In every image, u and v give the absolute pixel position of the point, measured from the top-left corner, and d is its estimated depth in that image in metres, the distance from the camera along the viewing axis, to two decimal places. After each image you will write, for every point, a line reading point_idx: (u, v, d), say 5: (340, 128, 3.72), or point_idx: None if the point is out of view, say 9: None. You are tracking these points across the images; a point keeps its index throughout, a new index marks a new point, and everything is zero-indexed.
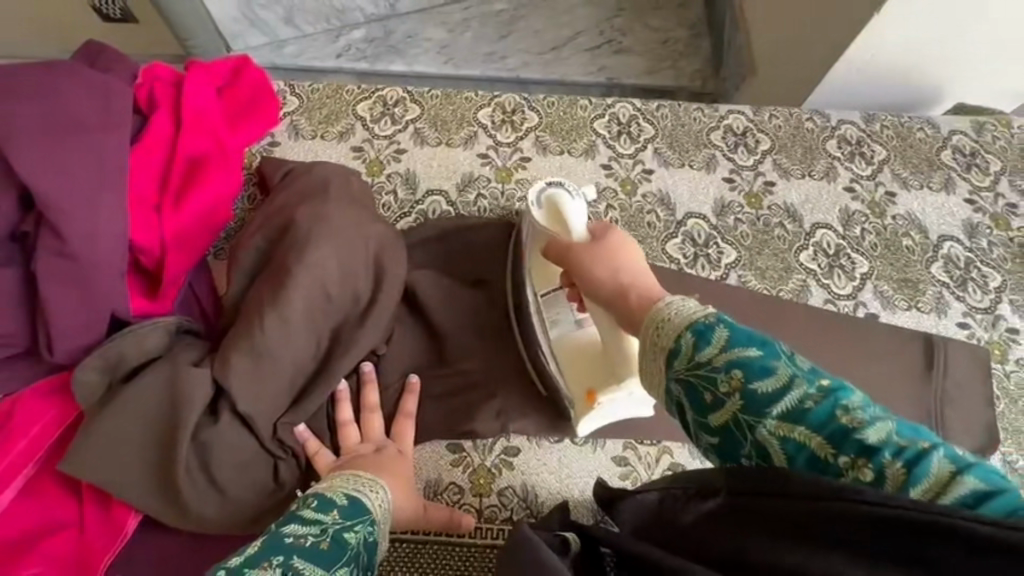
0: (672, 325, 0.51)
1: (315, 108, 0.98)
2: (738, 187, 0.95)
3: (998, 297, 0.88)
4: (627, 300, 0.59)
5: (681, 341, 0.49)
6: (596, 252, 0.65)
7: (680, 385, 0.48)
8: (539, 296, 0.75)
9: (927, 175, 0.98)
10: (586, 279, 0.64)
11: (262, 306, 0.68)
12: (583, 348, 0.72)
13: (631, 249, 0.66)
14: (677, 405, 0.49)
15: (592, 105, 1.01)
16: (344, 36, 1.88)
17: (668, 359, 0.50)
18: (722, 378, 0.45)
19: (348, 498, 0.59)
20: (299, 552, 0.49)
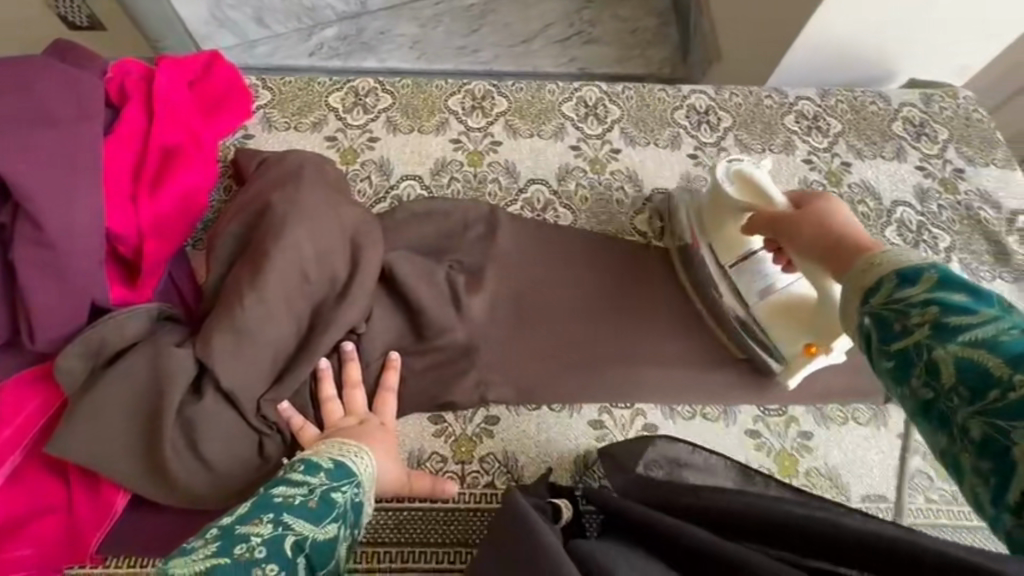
0: (876, 265, 0.46)
1: (287, 100, 1.00)
2: (702, 163, 0.99)
3: (948, 256, 0.93)
4: (834, 250, 0.56)
5: (880, 284, 0.44)
6: (811, 209, 0.64)
7: (871, 318, 0.43)
8: (730, 266, 0.81)
9: (880, 145, 1.03)
10: (800, 237, 0.62)
11: (241, 287, 0.69)
12: (797, 304, 0.76)
13: (839, 210, 0.63)
14: (861, 337, 0.44)
15: (560, 89, 1.04)
16: (316, 34, 1.89)
17: (861, 294, 0.45)
18: (915, 309, 0.40)
19: (334, 462, 0.62)
20: (287, 510, 0.55)
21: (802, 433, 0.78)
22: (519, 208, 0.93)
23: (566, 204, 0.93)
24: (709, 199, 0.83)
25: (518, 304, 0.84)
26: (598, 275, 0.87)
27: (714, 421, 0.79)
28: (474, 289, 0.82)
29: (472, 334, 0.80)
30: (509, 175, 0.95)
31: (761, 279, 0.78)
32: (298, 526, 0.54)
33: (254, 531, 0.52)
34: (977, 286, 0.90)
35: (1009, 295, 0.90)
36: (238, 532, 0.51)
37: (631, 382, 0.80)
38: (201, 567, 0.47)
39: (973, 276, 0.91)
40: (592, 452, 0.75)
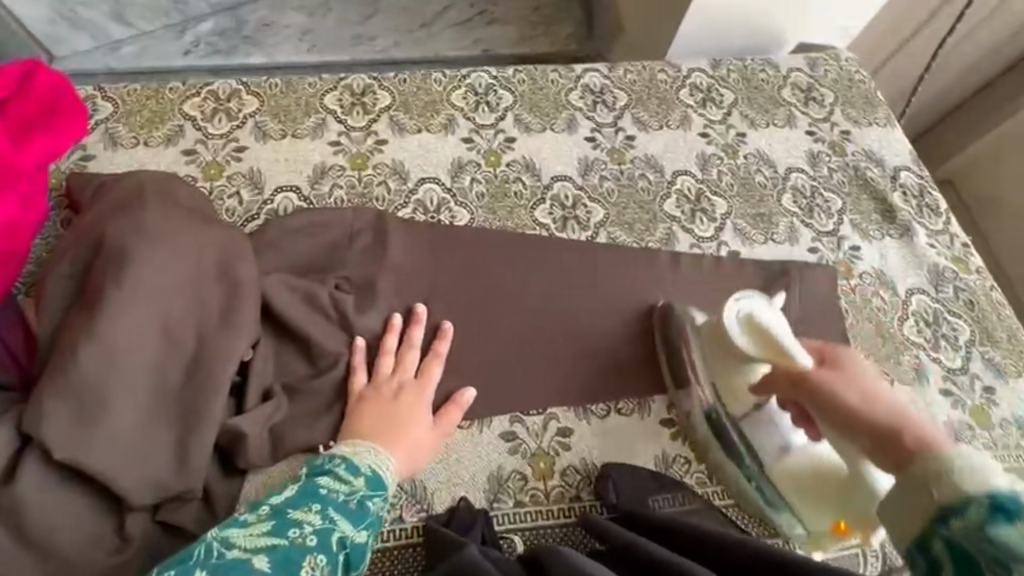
0: (941, 487, 0.44)
1: (132, 112, 0.87)
2: (601, 145, 0.96)
3: (840, 219, 0.95)
4: (890, 443, 0.50)
5: (968, 506, 0.41)
6: (845, 377, 0.58)
7: (943, 544, 0.42)
8: (738, 417, 0.73)
9: (772, 114, 1.04)
10: (838, 405, 0.56)
11: (68, 340, 0.59)
12: (815, 476, 0.68)
13: (862, 370, 0.60)
14: (929, 562, 0.43)
15: (446, 78, 0.97)
16: (190, 30, 1.70)
17: (931, 514, 0.43)
18: (1014, 556, 0.38)
19: (372, 469, 0.62)
20: (334, 505, 0.57)
21: None
22: (410, 211, 0.86)
23: (461, 202, 0.87)
24: (710, 331, 0.75)
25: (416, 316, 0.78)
26: (500, 276, 0.82)
27: (628, 415, 0.77)
28: (365, 307, 0.76)
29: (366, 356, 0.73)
30: (397, 175, 0.88)
31: (778, 442, 0.71)
32: (342, 525, 0.56)
33: (304, 519, 0.54)
34: (869, 246, 0.93)
35: (897, 251, 0.92)
36: (289, 517, 0.54)
37: (542, 386, 0.76)
38: (261, 542, 0.51)
39: (864, 236, 0.93)
40: (506, 466, 0.71)
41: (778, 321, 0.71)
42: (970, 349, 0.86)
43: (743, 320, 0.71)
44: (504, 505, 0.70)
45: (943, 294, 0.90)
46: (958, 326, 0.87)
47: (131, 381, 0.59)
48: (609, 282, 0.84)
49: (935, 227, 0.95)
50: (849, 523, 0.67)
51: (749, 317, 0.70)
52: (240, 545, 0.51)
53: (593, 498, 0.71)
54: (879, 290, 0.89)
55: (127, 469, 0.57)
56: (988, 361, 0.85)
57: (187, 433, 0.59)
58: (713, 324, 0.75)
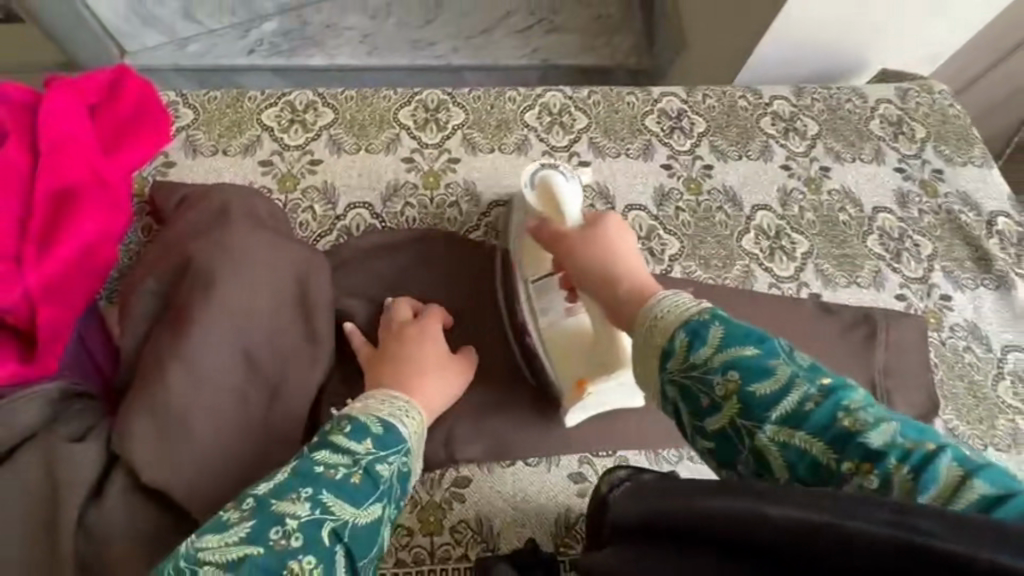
0: (650, 328, 0.55)
1: (213, 120, 0.88)
2: (677, 174, 0.92)
3: (930, 266, 0.89)
4: (617, 292, 0.62)
5: (674, 340, 0.53)
6: (591, 241, 0.66)
7: (672, 387, 0.53)
8: (530, 280, 0.74)
9: (859, 147, 0.99)
10: (579, 263, 0.66)
11: (157, 357, 0.58)
12: (573, 336, 0.71)
13: (629, 245, 0.66)
14: (672, 406, 0.53)
15: (520, 97, 0.96)
16: (255, 29, 1.72)
17: (660, 360, 0.54)
18: (719, 378, 0.50)
19: (383, 425, 0.59)
20: (328, 487, 0.54)
21: None
22: (482, 234, 0.84)
23: None
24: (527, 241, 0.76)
25: (486, 347, 0.76)
26: None
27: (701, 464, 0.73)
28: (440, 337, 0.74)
29: None
30: (469, 196, 0.86)
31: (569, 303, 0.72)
32: (337, 509, 0.53)
33: (291, 509, 0.52)
34: (961, 295, 0.87)
35: (992, 304, 0.86)
36: (273, 509, 0.52)
37: (613, 428, 0.73)
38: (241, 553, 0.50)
39: (957, 286, 0.88)
40: (573, 508, 0.69)
41: (574, 189, 0.74)
42: None
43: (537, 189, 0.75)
44: (570, 551, 0.68)
45: None
46: None
47: (212, 405, 0.58)
48: None
49: None
50: (584, 381, 0.69)
51: (545, 180, 0.74)
52: (214, 555, 0.50)
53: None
54: (971, 346, 0.83)
55: (203, 495, 0.56)
56: None
57: (264, 462, 0.58)
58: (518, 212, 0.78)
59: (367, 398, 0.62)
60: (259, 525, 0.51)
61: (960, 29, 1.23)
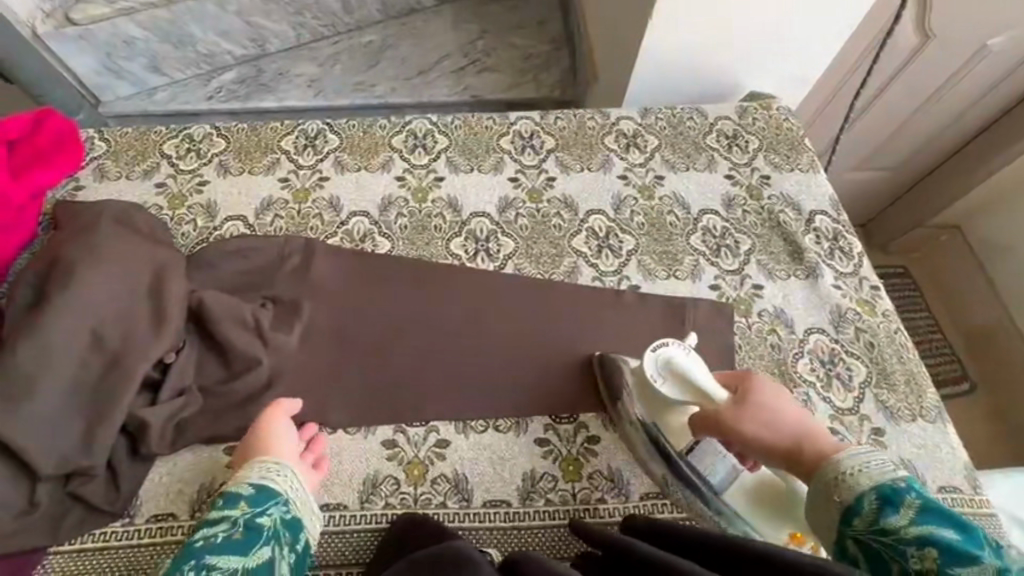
0: (843, 492, 0.61)
1: (121, 151, 1.04)
2: (522, 185, 1.05)
3: (746, 259, 0.98)
4: (804, 456, 0.66)
5: (863, 501, 0.60)
6: (753, 406, 0.70)
7: (857, 543, 0.59)
8: (680, 456, 0.76)
9: (693, 158, 1.10)
10: (756, 446, 0.69)
11: (15, 334, 0.71)
12: (759, 491, 0.73)
13: (778, 394, 0.71)
14: (853, 564, 0.59)
15: (391, 124, 1.10)
16: (216, 79, 1.95)
17: (843, 514, 0.61)
18: (912, 548, 0.55)
19: (253, 487, 0.69)
20: (209, 551, 0.62)
21: (588, 439, 0.82)
22: (338, 239, 0.97)
23: (385, 233, 0.98)
24: (648, 401, 0.77)
25: (325, 333, 0.87)
26: (408, 301, 0.91)
27: (505, 432, 0.82)
28: (282, 324, 0.86)
29: (276, 364, 0.83)
30: (332, 209, 1.00)
31: (720, 472, 0.75)
32: (225, 562, 0.61)
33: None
34: (772, 285, 0.96)
35: (801, 291, 0.95)
36: None
37: (428, 402, 0.83)
38: None
39: (769, 276, 0.97)
40: (384, 469, 0.78)
41: (687, 355, 0.74)
42: (863, 391, 0.87)
43: (665, 368, 0.74)
44: (374, 506, 0.76)
45: (843, 334, 0.91)
46: (855, 367, 0.88)
47: (56, 371, 0.70)
48: (507, 311, 0.91)
49: (845, 269, 0.97)
50: (796, 531, 0.72)
51: (668, 358, 0.74)
52: None
53: (457, 505, 0.76)
54: (777, 329, 0.92)
55: (39, 445, 0.67)
56: (884, 403, 0.86)
57: (96, 419, 0.70)
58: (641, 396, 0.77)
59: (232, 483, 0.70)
60: None
61: (818, 42, 1.34)
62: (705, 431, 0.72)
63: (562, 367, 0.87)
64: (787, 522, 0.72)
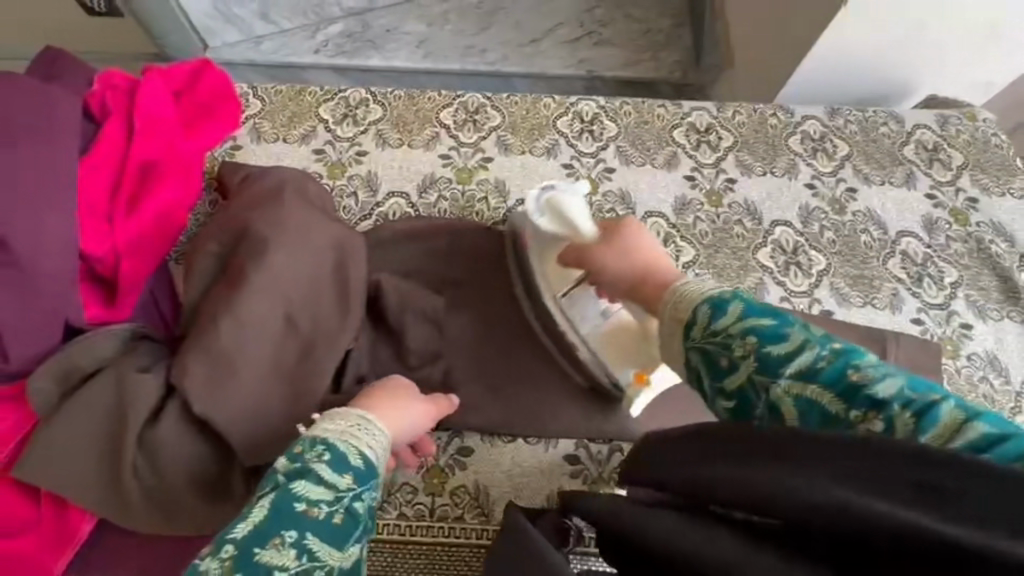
0: (683, 301, 0.55)
1: (277, 111, 0.98)
2: (700, 185, 0.96)
3: (953, 293, 0.88)
4: (644, 286, 0.63)
5: (699, 312, 0.53)
6: (618, 246, 0.69)
7: (697, 353, 0.52)
8: (561, 298, 0.78)
9: (889, 170, 0.99)
10: (615, 268, 0.68)
11: (213, 309, 0.67)
12: (618, 337, 0.76)
13: (647, 242, 0.69)
14: (694, 373, 0.53)
15: (555, 104, 1.02)
16: (322, 31, 1.87)
17: (683, 329, 0.54)
18: (736, 340, 0.49)
19: (363, 460, 0.58)
20: (310, 528, 0.52)
21: None
22: (507, 228, 0.90)
23: None
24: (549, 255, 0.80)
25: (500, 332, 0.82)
26: None
27: None
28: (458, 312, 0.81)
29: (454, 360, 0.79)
30: (497, 194, 0.93)
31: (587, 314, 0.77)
32: (326, 555, 0.51)
33: (278, 562, 0.49)
34: (983, 325, 0.86)
35: (1016, 338, 0.85)
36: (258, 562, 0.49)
37: None
38: None
39: (980, 315, 0.87)
40: (566, 487, 0.74)
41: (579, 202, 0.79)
42: None
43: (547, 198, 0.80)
44: None
45: None
46: None
47: (254, 354, 0.67)
48: None
49: None
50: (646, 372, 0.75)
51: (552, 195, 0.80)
52: None
53: None
54: (988, 377, 0.82)
55: (240, 431, 0.64)
56: None
57: (293, 408, 0.67)
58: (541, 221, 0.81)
59: (334, 421, 0.61)
60: None
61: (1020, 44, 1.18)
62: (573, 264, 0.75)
63: None
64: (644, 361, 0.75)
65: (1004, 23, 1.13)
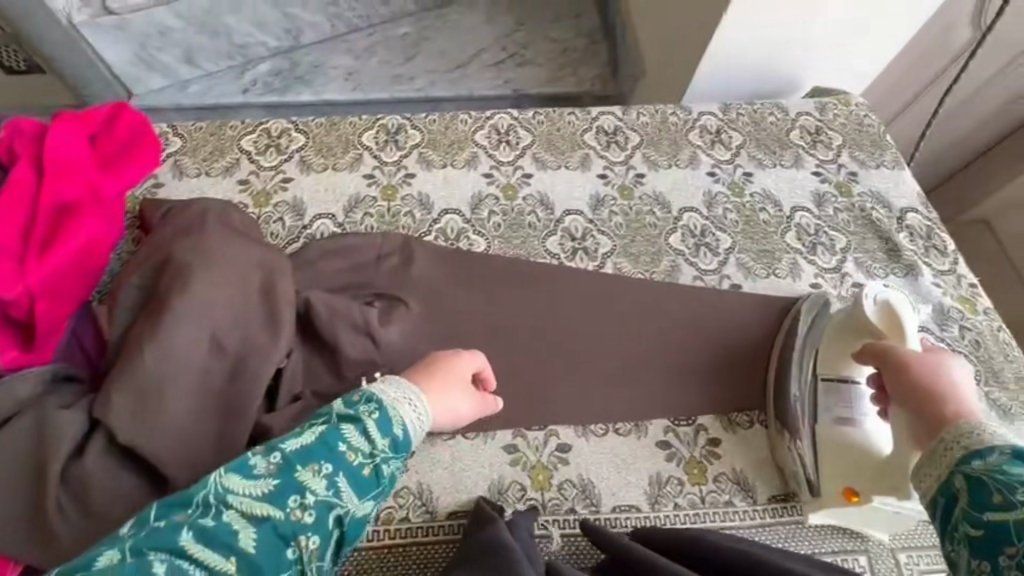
0: (968, 440, 0.57)
1: (198, 147, 1.00)
2: (612, 182, 1.03)
3: (844, 257, 0.98)
4: (943, 410, 0.63)
5: (992, 453, 0.54)
6: (919, 361, 0.68)
7: (967, 479, 0.54)
8: (821, 377, 0.79)
9: (779, 154, 1.09)
10: (908, 385, 0.66)
11: (136, 339, 0.68)
12: (853, 445, 0.75)
13: (938, 374, 0.66)
14: (953, 497, 0.55)
15: (472, 119, 1.08)
16: (250, 71, 1.89)
17: (961, 459, 0.56)
18: (1022, 485, 0.50)
19: (404, 430, 0.66)
20: (344, 471, 0.62)
21: (710, 442, 0.81)
22: (432, 238, 0.94)
23: (479, 232, 0.95)
24: (833, 334, 0.80)
25: (433, 335, 0.85)
26: (511, 302, 0.90)
27: (626, 435, 0.81)
28: (390, 320, 0.84)
29: (389, 365, 0.81)
30: (422, 207, 0.97)
31: (844, 413, 0.77)
32: (346, 500, 0.61)
33: (311, 488, 0.60)
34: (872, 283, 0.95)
35: (901, 290, 0.94)
36: (297, 480, 0.59)
37: (540, 406, 0.82)
38: (262, 511, 0.57)
39: (868, 274, 0.96)
40: (506, 475, 0.77)
41: (910, 311, 0.75)
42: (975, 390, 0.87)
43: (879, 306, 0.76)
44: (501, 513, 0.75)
45: (948, 333, 0.91)
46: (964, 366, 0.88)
47: (182, 378, 0.67)
48: (611, 313, 0.90)
49: (942, 267, 0.97)
50: (858, 493, 0.74)
51: (885, 301, 0.76)
52: (240, 501, 0.57)
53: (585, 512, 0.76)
54: None
55: (171, 456, 0.64)
56: (998, 401, 0.86)
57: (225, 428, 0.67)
58: (838, 321, 0.80)
59: (393, 390, 0.69)
60: (285, 492, 0.58)
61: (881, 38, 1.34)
62: (865, 361, 0.74)
63: (671, 366, 0.87)
64: (866, 485, 0.74)
65: (866, 13, 1.27)
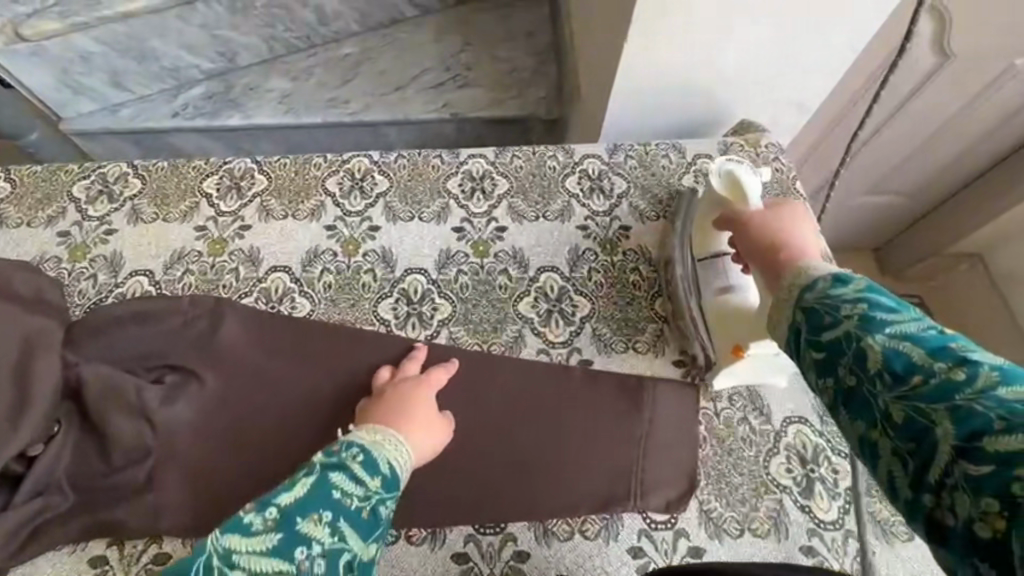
0: (800, 279, 0.53)
1: (25, 195, 0.94)
2: (467, 237, 0.92)
3: None
4: (779, 257, 0.60)
5: (818, 281, 0.52)
6: (762, 216, 0.67)
7: (804, 312, 0.50)
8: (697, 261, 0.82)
9: (668, 204, 0.96)
10: (748, 237, 0.66)
11: None
12: (737, 314, 0.77)
13: (783, 219, 0.66)
14: (794, 332, 0.51)
15: (326, 163, 0.97)
16: (182, 95, 1.66)
17: (796, 296, 0.52)
18: (846, 303, 0.48)
19: (389, 466, 0.66)
20: (345, 514, 0.61)
21: (515, 553, 0.72)
22: (252, 300, 0.86)
23: (306, 294, 0.86)
24: (703, 216, 0.83)
25: (223, 414, 0.77)
26: (320, 377, 0.79)
27: (418, 544, 0.72)
28: (174, 399, 0.76)
29: (164, 449, 0.74)
30: (249, 263, 0.89)
31: (721, 284, 0.79)
32: (352, 539, 0.60)
33: (312, 535, 0.59)
34: None
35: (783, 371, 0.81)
36: (299, 532, 0.59)
37: None
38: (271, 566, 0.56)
39: None
40: None
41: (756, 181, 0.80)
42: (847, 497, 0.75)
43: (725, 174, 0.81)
44: None
45: (826, 426, 0.79)
46: (840, 468, 0.77)
47: None
48: None
49: None
50: (744, 345, 0.75)
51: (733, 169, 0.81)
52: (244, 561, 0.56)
53: None
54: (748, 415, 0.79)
55: None
56: (868, 509, 0.74)
57: None
58: (704, 199, 0.83)
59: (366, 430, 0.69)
60: (290, 539, 0.58)
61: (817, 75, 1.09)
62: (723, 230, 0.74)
63: (491, 457, 0.76)
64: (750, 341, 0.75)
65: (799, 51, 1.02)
